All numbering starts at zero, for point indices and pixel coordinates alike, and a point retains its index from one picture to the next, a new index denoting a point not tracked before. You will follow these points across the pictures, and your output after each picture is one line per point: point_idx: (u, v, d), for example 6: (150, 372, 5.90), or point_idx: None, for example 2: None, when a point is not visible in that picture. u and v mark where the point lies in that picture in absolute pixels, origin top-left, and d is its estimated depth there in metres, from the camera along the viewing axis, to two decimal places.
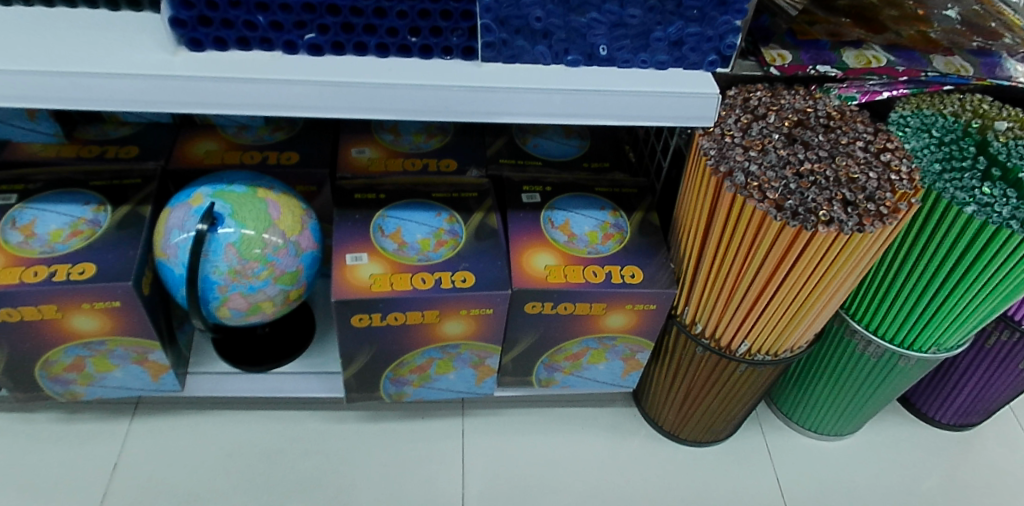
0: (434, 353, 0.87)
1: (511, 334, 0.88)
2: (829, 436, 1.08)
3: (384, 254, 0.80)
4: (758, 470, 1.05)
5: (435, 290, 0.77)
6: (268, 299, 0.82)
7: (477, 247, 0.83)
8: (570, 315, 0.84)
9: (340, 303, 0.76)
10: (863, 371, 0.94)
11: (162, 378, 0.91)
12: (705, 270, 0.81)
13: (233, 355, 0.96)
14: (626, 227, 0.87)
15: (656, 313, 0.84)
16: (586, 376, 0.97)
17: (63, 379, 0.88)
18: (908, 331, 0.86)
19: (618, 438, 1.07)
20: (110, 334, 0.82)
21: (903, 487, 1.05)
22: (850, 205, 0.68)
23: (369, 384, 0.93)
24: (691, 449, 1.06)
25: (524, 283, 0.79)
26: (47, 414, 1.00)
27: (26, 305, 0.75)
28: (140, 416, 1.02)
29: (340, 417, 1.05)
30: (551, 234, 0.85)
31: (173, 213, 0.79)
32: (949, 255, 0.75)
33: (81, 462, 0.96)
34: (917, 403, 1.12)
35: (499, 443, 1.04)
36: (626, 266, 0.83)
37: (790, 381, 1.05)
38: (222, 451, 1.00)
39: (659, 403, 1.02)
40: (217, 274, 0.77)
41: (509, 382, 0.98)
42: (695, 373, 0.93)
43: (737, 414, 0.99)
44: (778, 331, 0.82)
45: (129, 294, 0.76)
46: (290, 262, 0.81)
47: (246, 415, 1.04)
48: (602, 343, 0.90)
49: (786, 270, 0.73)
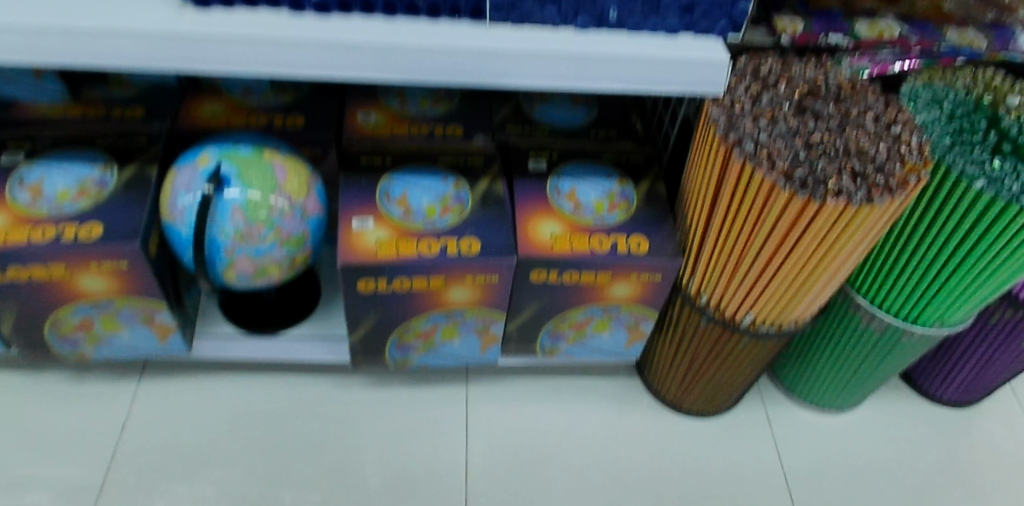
0: (439, 319, 0.88)
1: (516, 302, 0.88)
2: (830, 410, 1.09)
3: (390, 219, 0.80)
4: (759, 442, 1.06)
5: (441, 257, 0.77)
6: (274, 263, 0.82)
7: (483, 215, 0.82)
8: (575, 284, 0.84)
9: (346, 268, 0.76)
10: (867, 345, 0.94)
11: (170, 340, 0.92)
12: (711, 240, 0.80)
13: (240, 318, 0.97)
14: (632, 196, 0.87)
15: (661, 283, 0.84)
16: (590, 346, 0.98)
17: (72, 339, 0.89)
18: (912, 305, 0.86)
19: (620, 407, 1.07)
20: (118, 295, 0.82)
21: (902, 461, 1.06)
22: (859, 176, 0.67)
23: (374, 350, 0.93)
24: (692, 420, 1.07)
25: (530, 251, 0.79)
26: (57, 373, 1.02)
27: (35, 264, 0.76)
28: (148, 377, 1.03)
29: (345, 381, 1.06)
30: (557, 203, 0.84)
31: (180, 174, 0.79)
32: (957, 229, 0.74)
33: (91, 421, 0.98)
34: (919, 379, 1.13)
35: (502, 410, 1.05)
36: (632, 236, 0.82)
37: (794, 354, 1.05)
38: (230, 413, 1.01)
39: (662, 373, 1.03)
40: (224, 236, 0.77)
41: (513, 350, 0.98)
42: (699, 344, 0.93)
43: (739, 385, 0.99)
44: (783, 303, 0.82)
45: (136, 255, 0.77)
46: (296, 226, 0.81)
47: (253, 378, 1.05)
48: (607, 312, 0.90)
49: (794, 241, 0.72)
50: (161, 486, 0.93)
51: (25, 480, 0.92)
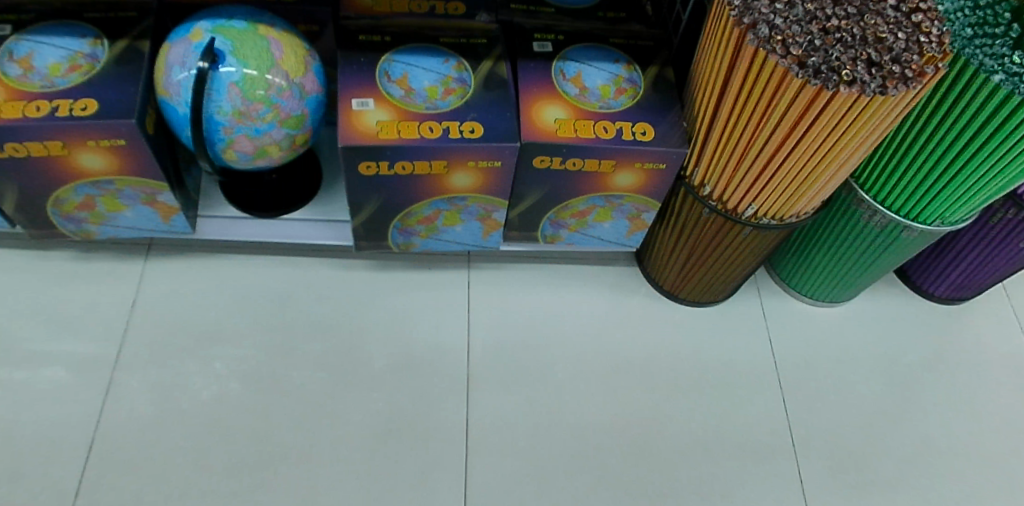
0: (441, 204, 0.88)
1: (519, 188, 0.87)
2: (823, 302, 1.11)
3: (391, 100, 0.78)
4: (751, 331, 1.09)
5: (443, 140, 0.76)
6: (274, 144, 0.81)
7: (486, 97, 0.80)
8: (578, 171, 0.83)
9: (347, 149, 0.75)
10: (866, 241, 0.94)
11: (173, 221, 0.92)
12: (718, 130, 0.78)
13: (242, 200, 0.97)
14: (640, 82, 0.84)
15: (665, 173, 0.83)
16: (590, 234, 0.98)
17: (76, 217, 0.90)
18: (915, 202, 0.85)
19: (619, 295, 1.10)
20: (118, 174, 0.82)
21: (889, 352, 1.09)
22: (875, 66, 0.63)
23: (377, 234, 0.94)
24: (689, 309, 1.10)
25: (534, 136, 0.78)
26: (63, 252, 1.03)
27: (31, 141, 0.75)
28: (154, 258, 1.05)
29: (349, 265, 1.08)
30: (563, 87, 0.82)
31: (173, 48, 0.76)
32: (970, 125, 0.72)
33: (101, 298, 1.00)
34: (914, 276, 1.14)
35: (503, 296, 1.08)
36: (638, 123, 0.80)
37: (793, 247, 1.06)
38: (237, 294, 1.03)
39: (661, 263, 1.04)
40: (221, 115, 0.75)
41: (514, 237, 0.99)
42: (699, 235, 0.93)
43: (736, 276, 1.01)
44: (787, 195, 0.82)
45: (134, 133, 0.75)
46: (295, 106, 0.79)
47: (258, 260, 1.07)
48: (609, 201, 0.90)
49: (802, 131, 0.71)
50: (174, 361, 0.97)
51: (43, 352, 0.95)
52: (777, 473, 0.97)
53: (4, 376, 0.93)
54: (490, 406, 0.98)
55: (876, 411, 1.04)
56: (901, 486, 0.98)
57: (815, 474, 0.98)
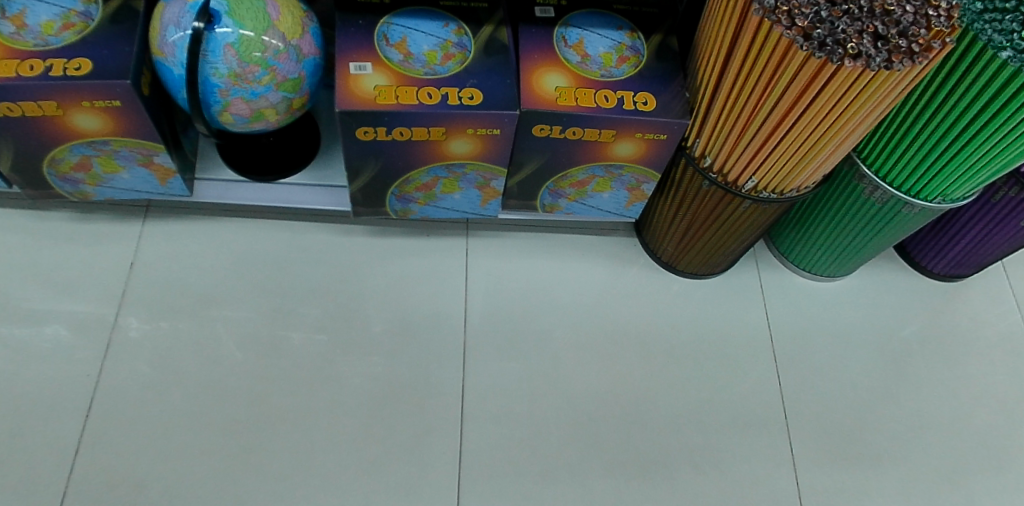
0: (439, 171, 0.87)
1: (518, 157, 0.87)
2: (821, 277, 1.11)
3: (389, 65, 0.77)
4: (748, 303, 1.09)
5: (441, 107, 0.75)
6: (271, 107, 0.80)
7: (485, 64, 0.79)
8: (578, 141, 0.82)
9: (345, 114, 0.74)
10: (866, 216, 0.94)
11: (170, 183, 0.92)
12: (721, 102, 0.78)
13: (239, 164, 0.97)
14: (643, 50, 0.83)
15: (666, 144, 0.82)
16: (589, 204, 0.98)
17: (72, 179, 0.89)
18: (918, 178, 0.84)
19: (617, 266, 1.10)
20: (114, 135, 0.81)
21: (884, 328, 1.10)
22: (881, 39, 0.62)
23: (376, 199, 0.94)
24: (686, 280, 1.10)
25: (535, 104, 0.77)
26: (61, 213, 1.03)
27: (25, 101, 0.74)
28: (151, 219, 1.04)
29: (347, 230, 1.08)
30: (564, 54, 0.80)
31: (168, 8, 0.74)
32: (976, 102, 0.71)
33: (100, 260, 1.00)
34: (913, 251, 1.14)
35: (501, 264, 1.08)
36: (639, 93, 0.79)
37: (793, 220, 1.05)
38: (235, 257, 1.03)
39: (660, 234, 1.04)
40: (217, 77, 0.74)
41: (513, 206, 0.99)
42: (698, 207, 0.93)
43: (734, 249, 1.01)
44: (787, 169, 0.81)
45: (128, 94, 0.74)
46: (292, 69, 0.78)
47: (257, 223, 1.06)
48: (609, 171, 0.89)
49: (805, 105, 0.70)
50: (173, 323, 0.97)
51: (42, 312, 0.96)
52: (768, 444, 0.99)
53: (4, 334, 0.94)
54: (486, 374, 0.99)
55: (869, 386, 1.05)
56: (890, 459, 0.99)
57: (804, 446, 0.99)
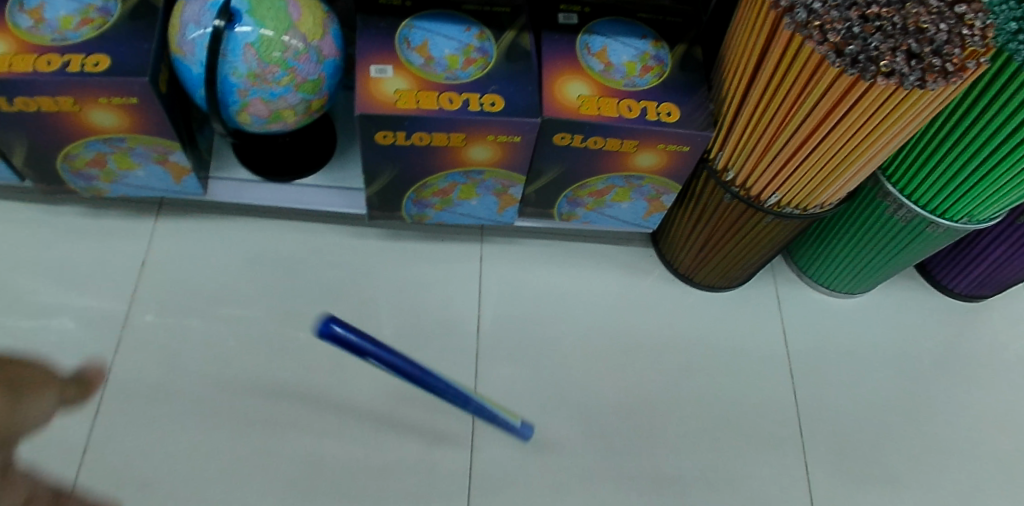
0: (458, 177, 0.86)
1: (537, 164, 0.85)
2: (839, 293, 1.10)
3: (409, 68, 0.76)
4: (764, 318, 1.08)
5: (462, 113, 0.74)
6: (290, 108, 0.79)
7: (507, 70, 0.78)
8: (599, 150, 0.81)
9: (364, 118, 0.73)
10: (888, 234, 0.92)
11: (185, 182, 0.91)
12: (746, 115, 0.76)
13: (255, 163, 0.96)
14: (667, 60, 0.81)
15: (689, 155, 0.81)
16: (607, 214, 0.96)
17: (86, 174, 0.88)
18: (944, 198, 0.83)
19: (632, 276, 1.08)
20: (129, 132, 0.80)
21: (902, 346, 1.08)
22: (914, 57, 0.60)
23: (391, 203, 0.93)
24: (703, 293, 1.08)
25: (557, 112, 0.75)
26: (73, 208, 1.02)
27: (42, 96, 0.73)
28: (164, 216, 1.04)
29: (361, 233, 1.07)
30: (586, 62, 0.79)
31: (188, 6, 0.73)
32: (1009, 122, 0.69)
33: (110, 256, 1.00)
34: (933, 270, 1.12)
35: (516, 271, 1.06)
36: (663, 103, 0.78)
37: (812, 235, 1.04)
38: (248, 257, 1.03)
39: (677, 245, 1.02)
40: (236, 77, 0.73)
41: (530, 213, 0.97)
42: (719, 220, 0.91)
43: (753, 263, 0.99)
44: (813, 184, 0.79)
45: (146, 92, 0.73)
46: (312, 70, 0.77)
47: (270, 223, 1.06)
48: (629, 181, 0.88)
49: (834, 122, 0.69)
50: (183, 321, 0.97)
51: (51, 306, 0.95)
52: (783, 462, 0.97)
53: (11, 328, 0.93)
54: (498, 382, 0.97)
55: (886, 406, 1.03)
56: (907, 482, 0.98)
57: (820, 466, 0.97)
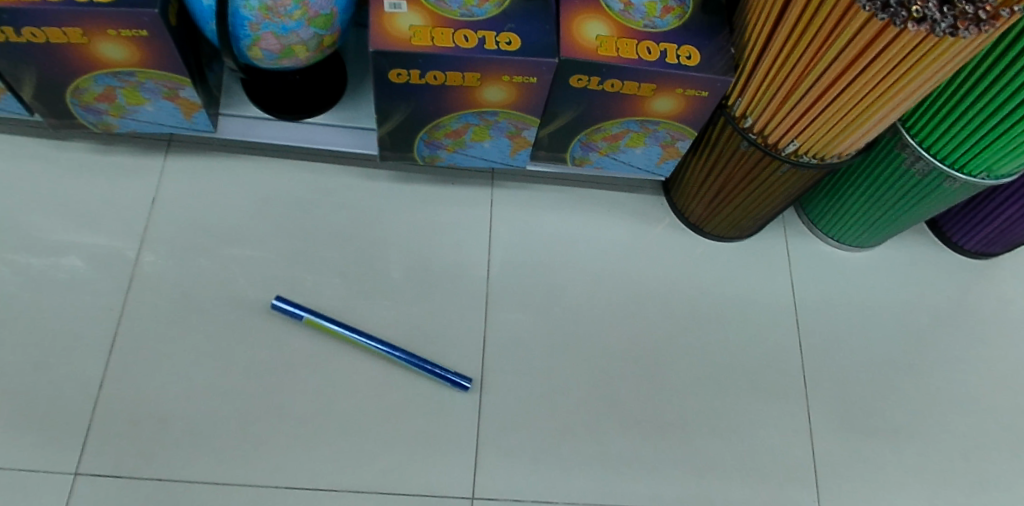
0: (471, 118, 0.85)
1: (552, 107, 0.84)
2: (848, 246, 1.09)
3: (424, 4, 0.74)
4: (773, 269, 1.08)
5: (478, 51, 0.72)
6: (302, 43, 0.78)
7: (524, 8, 0.76)
8: (616, 94, 0.79)
9: (378, 55, 0.72)
10: (903, 187, 0.92)
11: (194, 118, 0.90)
12: (769, 60, 0.75)
13: (265, 101, 0.94)
14: (688, 1, 0.79)
15: (707, 101, 0.79)
16: (620, 159, 0.95)
17: (96, 109, 0.88)
18: (963, 152, 0.82)
19: (642, 224, 1.08)
20: (139, 66, 0.79)
21: (909, 301, 1.09)
22: (947, 4, 0.58)
23: (403, 144, 0.92)
24: (713, 242, 1.08)
25: (574, 53, 0.74)
26: (82, 144, 1.02)
27: (50, 27, 0.72)
28: (173, 154, 1.03)
29: (371, 175, 1.06)
30: (606, 0, 0.77)
31: None
32: None
33: (120, 193, 1.00)
34: (944, 226, 1.12)
35: (526, 217, 1.06)
36: (683, 46, 0.76)
37: (826, 186, 1.03)
38: (257, 197, 1.02)
39: (690, 194, 1.02)
40: (248, 9, 0.71)
41: (542, 157, 0.96)
42: (734, 168, 0.90)
43: (765, 213, 0.99)
44: (833, 133, 0.78)
45: (156, 24, 0.72)
46: (324, 4, 0.75)
47: (279, 164, 1.05)
48: (644, 126, 0.86)
49: (860, 69, 0.67)
50: (195, 261, 0.97)
51: (63, 242, 0.96)
52: (786, 412, 0.99)
53: (22, 264, 0.94)
54: (507, 327, 0.99)
55: (890, 359, 1.04)
56: (905, 433, 1.00)
57: (821, 416, 0.99)
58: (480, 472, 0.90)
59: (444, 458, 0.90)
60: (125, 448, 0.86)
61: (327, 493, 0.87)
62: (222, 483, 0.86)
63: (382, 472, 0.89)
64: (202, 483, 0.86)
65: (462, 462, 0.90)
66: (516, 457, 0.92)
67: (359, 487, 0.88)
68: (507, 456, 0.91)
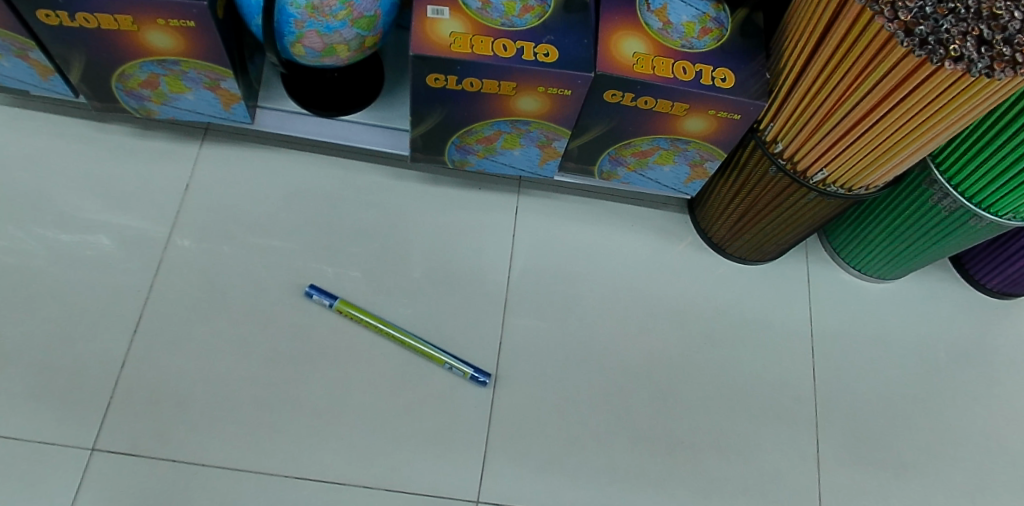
0: (503, 126, 0.86)
1: (584, 120, 0.85)
2: (869, 277, 1.09)
3: (466, 11, 0.75)
4: (792, 294, 1.08)
5: (515, 61, 0.73)
6: (344, 43, 0.79)
7: (565, 21, 0.77)
8: (649, 111, 0.80)
9: (417, 59, 0.73)
10: (929, 223, 0.91)
11: (233, 109, 0.92)
12: (804, 87, 0.75)
13: (303, 96, 0.96)
14: (726, 24, 0.80)
15: (738, 124, 0.80)
16: (648, 176, 0.96)
17: (139, 95, 0.90)
18: (992, 193, 0.81)
19: (665, 242, 1.08)
20: (183, 56, 0.81)
21: (928, 336, 1.08)
22: (985, 44, 0.58)
23: (435, 147, 0.93)
24: (734, 264, 1.08)
25: (610, 68, 0.75)
26: (122, 127, 1.04)
27: (102, 13, 0.74)
28: (208, 142, 1.05)
29: (400, 175, 1.07)
30: (645, 18, 0.78)
31: None
32: None
33: (155, 177, 1.02)
34: (968, 264, 1.11)
35: (549, 227, 1.07)
36: (718, 68, 0.77)
37: (851, 215, 1.03)
38: (288, 189, 1.04)
39: (715, 214, 1.02)
40: (294, 7, 0.73)
41: (571, 169, 0.97)
42: (761, 192, 0.90)
43: (789, 239, 0.99)
44: (863, 165, 0.78)
45: (203, 16, 0.73)
46: (369, 6, 0.76)
47: (311, 158, 1.07)
48: (674, 144, 0.87)
49: (894, 103, 0.68)
50: (222, 248, 0.99)
51: (95, 222, 0.98)
52: (796, 437, 0.99)
53: (51, 239, 0.96)
54: (524, 334, 0.99)
55: (904, 392, 1.04)
56: (914, 469, 0.99)
57: (831, 445, 0.99)
58: (488, 476, 0.91)
59: (452, 460, 0.91)
60: (141, 428, 0.88)
61: (335, 486, 0.88)
62: (234, 468, 0.88)
63: (390, 469, 0.90)
64: (213, 467, 0.87)
65: (470, 464, 0.91)
66: (523, 463, 0.92)
67: (367, 483, 0.89)
68: (514, 462, 0.92)
